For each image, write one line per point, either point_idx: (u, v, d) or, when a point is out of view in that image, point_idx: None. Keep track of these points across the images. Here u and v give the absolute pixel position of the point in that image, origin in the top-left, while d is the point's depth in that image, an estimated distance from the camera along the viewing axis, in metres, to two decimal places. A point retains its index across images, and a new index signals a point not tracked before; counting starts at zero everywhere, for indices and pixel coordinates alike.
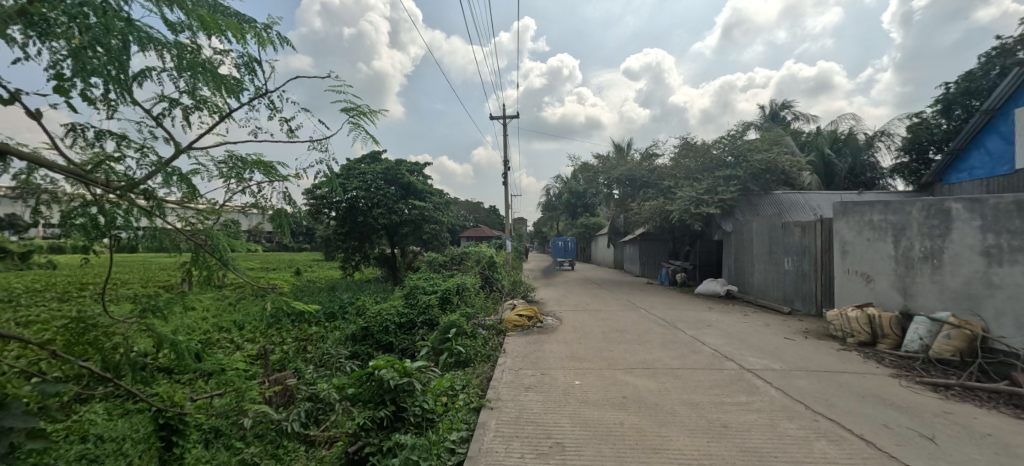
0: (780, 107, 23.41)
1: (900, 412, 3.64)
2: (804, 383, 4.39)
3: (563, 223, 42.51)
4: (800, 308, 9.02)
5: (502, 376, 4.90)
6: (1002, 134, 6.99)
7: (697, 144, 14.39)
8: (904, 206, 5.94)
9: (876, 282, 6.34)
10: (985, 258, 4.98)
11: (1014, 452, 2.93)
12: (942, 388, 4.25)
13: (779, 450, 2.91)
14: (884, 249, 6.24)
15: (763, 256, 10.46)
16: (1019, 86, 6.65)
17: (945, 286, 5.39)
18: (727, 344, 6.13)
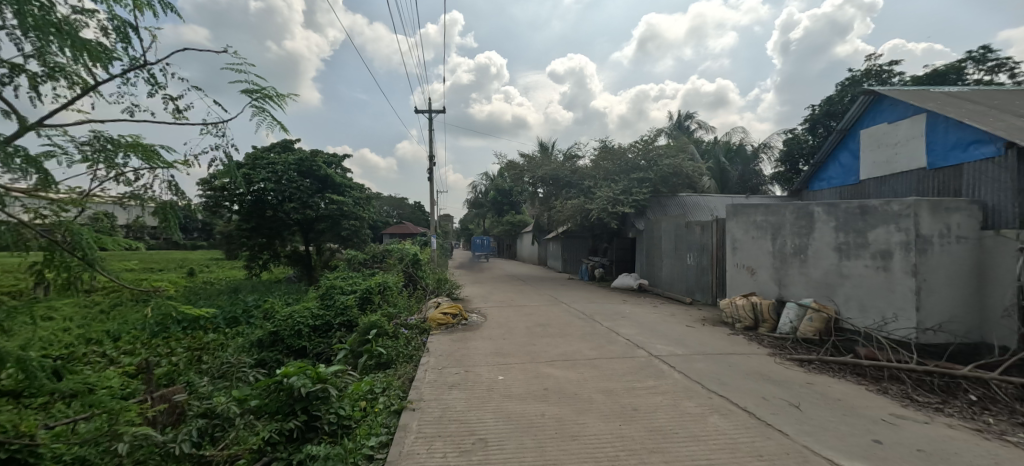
0: (685, 118, 25.88)
1: (775, 385, 4.23)
2: (701, 365, 4.91)
3: (489, 220, 42.75)
4: (700, 298, 10.07)
5: (425, 376, 4.81)
6: (851, 150, 8.37)
7: (614, 148, 15.35)
8: (780, 208, 6.89)
9: (758, 274, 7.29)
10: (838, 253, 5.99)
11: (855, 412, 3.56)
12: (806, 363, 5.02)
13: (680, 427, 3.22)
14: (764, 245, 7.17)
15: (670, 252, 11.49)
16: (865, 111, 7.98)
17: (810, 277, 6.37)
18: (638, 333, 6.65)
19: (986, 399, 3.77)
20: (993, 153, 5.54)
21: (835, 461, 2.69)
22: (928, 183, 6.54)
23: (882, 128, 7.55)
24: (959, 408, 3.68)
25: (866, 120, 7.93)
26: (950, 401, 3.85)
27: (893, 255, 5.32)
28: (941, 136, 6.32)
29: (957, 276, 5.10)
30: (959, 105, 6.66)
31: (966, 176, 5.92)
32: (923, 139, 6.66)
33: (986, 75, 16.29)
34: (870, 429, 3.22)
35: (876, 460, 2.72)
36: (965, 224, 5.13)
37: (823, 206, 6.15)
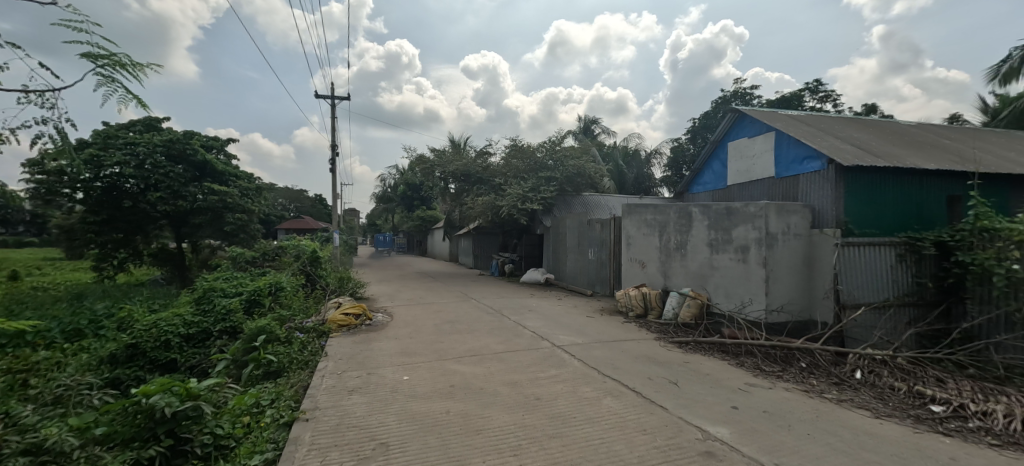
0: (590, 122, 27.59)
1: (659, 366, 4.73)
2: (598, 352, 5.31)
3: (399, 215, 41.15)
4: (600, 290, 10.86)
5: (322, 382, 4.45)
6: (721, 159, 9.65)
7: (523, 147, 15.79)
8: (666, 208, 7.70)
9: (647, 267, 8.07)
10: (710, 248, 6.89)
11: (719, 384, 4.14)
12: (684, 345, 5.70)
13: (578, 412, 3.44)
14: (653, 241, 7.95)
15: (574, 248, 12.19)
16: (732, 125, 9.24)
17: (688, 269, 7.24)
18: (543, 325, 6.95)
19: (811, 365, 4.65)
20: (819, 167, 6.84)
21: (703, 427, 3.10)
22: (776, 189, 7.86)
23: (744, 141, 8.84)
24: (793, 374, 4.49)
25: (733, 134, 9.22)
26: (788, 368, 4.67)
27: (750, 249, 6.30)
28: (786, 151, 7.62)
29: (794, 266, 6.21)
30: (798, 126, 8.09)
31: (802, 185, 7.22)
32: (773, 153, 7.96)
33: (817, 103, 20.06)
34: (730, 397, 3.77)
35: (733, 423, 3.20)
36: (800, 223, 6.27)
37: (699, 206, 7.02)
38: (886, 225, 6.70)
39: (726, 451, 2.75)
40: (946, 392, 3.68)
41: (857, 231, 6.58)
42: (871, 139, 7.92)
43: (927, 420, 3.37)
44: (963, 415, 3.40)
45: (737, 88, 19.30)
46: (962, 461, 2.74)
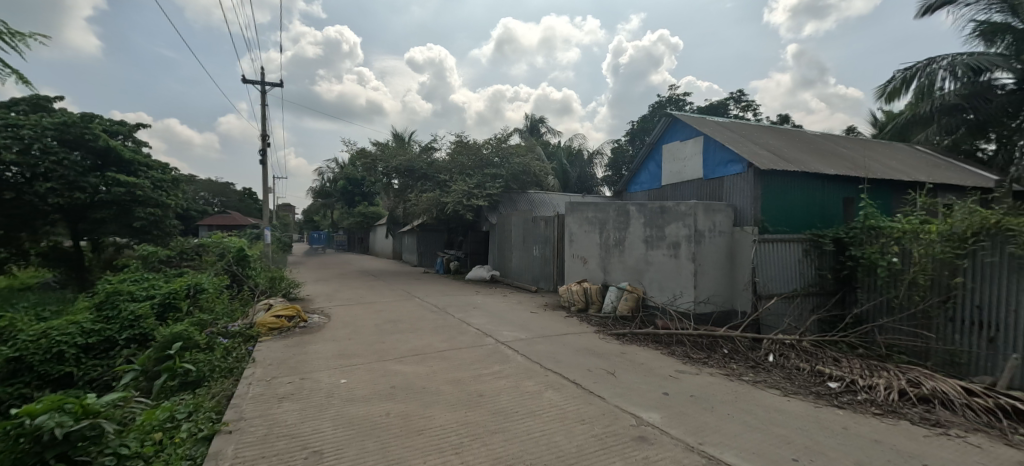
0: (536, 121, 28.02)
1: (598, 357, 4.93)
2: (541, 346, 5.42)
3: (338, 211, 39.19)
4: (544, 286, 11.09)
5: (249, 390, 4.12)
6: (656, 160, 10.21)
7: (469, 143, 15.67)
8: (606, 206, 8.01)
9: (588, 263, 8.36)
10: (646, 244, 7.28)
11: (653, 372, 4.40)
12: (621, 337, 5.99)
13: (520, 406, 3.49)
14: (594, 238, 8.24)
15: (519, 245, 12.33)
16: (666, 129, 9.80)
17: (626, 264, 7.60)
18: (487, 322, 6.97)
19: (733, 350, 5.08)
20: (741, 170, 7.48)
21: (637, 414, 3.27)
22: (704, 189, 8.47)
23: (677, 144, 9.42)
24: (717, 360, 4.88)
25: (667, 137, 9.78)
26: (712, 355, 5.07)
27: (681, 245, 6.75)
28: (712, 154, 8.24)
29: (719, 261, 6.75)
30: (723, 132, 8.77)
31: (725, 186, 7.85)
32: (701, 156, 8.57)
33: (740, 112, 21.89)
34: (662, 384, 4.02)
35: (664, 408, 3.41)
36: (724, 221, 6.82)
37: (636, 205, 7.40)
38: (795, 224, 7.50)
39: (657, 435, 2.93)
40: (840, 370, 4.19)
41: (771, 228, 7.30)
42: (784, 146, 8.79)
43: (825, 396, 3.82)
44: (854, 390, 3.90)
45: (672, 95, 20.56)
46: (851, 429, 3.14)
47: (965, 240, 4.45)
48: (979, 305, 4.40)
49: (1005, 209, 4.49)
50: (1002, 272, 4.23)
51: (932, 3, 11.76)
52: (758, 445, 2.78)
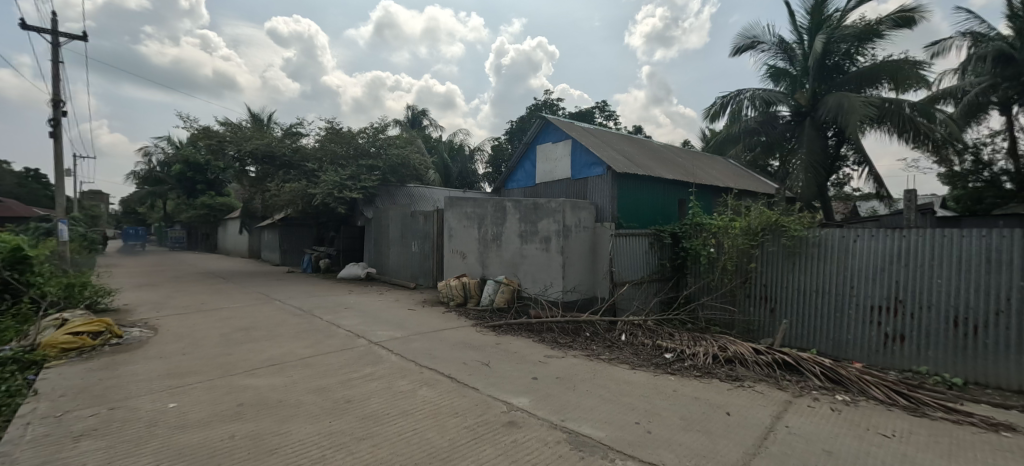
0: (418, 114, 27.20)
1: (474, 350, 5.02)
2: (417, 344, 5.30)
3: (174, 202, 32.48)
4: (423, 283, 10.88)
5: (24, 432, 3.12)
6: (531, 160, 10.76)
7: (342, 131, 14.42)
8: (484, 202, 8.18)
9: (467, 257, 8.44)
10: (520, 238, 7.66)
11: (524, 359, 4.66)
12: (496, 328, 6.20)
13: (391, 407, 3.35)
14: (473, 233, 8.35)
15: (397, 240, 11.87)
16: (539, 131, 10.43)
17: (502, 258, 7.89)
18: (360, 323, 6.55)
19: (593, 333, 5.66)
20: (601, 172, 8.40)
21: (508, 400, 3.42)
22: (572, 188, 9.24)
23: (549, 146, 10.10)
24: (580, 343, 5.38)
25: (540, 138, 10.39)
26: (576, 339, 5.59)
27: (551, 239, 7.28)
28: (579, 156, 9.07)
29: (583, 254, 7.47)
30: (588, 137, 9.71)
31: (589, 186, 8.72)
32: (569, 157, 9.36)
33: (605, 120, 24.49)
34: (531, 369, 4.28)
35: (533, 392, 3.63)
36: (587, 218, 7.58)
37: (512, 201, 7.73)
38: (643, 221, 8.71)
39: (526, 418, 3.10)
40: (673, 343, 5.01)
41: (625, 224, 8.36)
42: (635, 153, 10.11)
43: (662, 366, 4.51)
44: (682, 358, 4.69)
45: (547, 99, 22.05)
46: (679, 390, 3.78)
47: (757, 235, 5.81)
48: (764, 284, 5.82)
49: (779, 211, 5.96)
50: (778, 258, 5.70)
51: (739, 46, 14.78)
52: (610, 415, 3.15)
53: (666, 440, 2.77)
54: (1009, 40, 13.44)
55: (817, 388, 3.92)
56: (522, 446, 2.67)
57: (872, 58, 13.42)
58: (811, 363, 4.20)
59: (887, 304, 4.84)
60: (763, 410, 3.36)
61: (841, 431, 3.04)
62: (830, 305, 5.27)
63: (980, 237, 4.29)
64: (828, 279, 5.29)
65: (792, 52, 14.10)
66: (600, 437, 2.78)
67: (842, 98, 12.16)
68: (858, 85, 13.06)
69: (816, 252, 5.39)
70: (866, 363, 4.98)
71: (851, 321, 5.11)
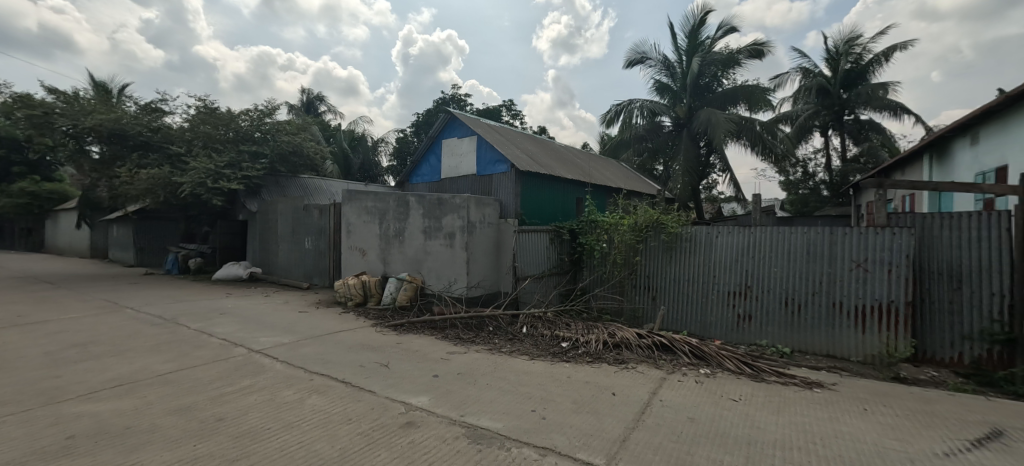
0: (315, 99, 24.92)
1: (372, 352, 4.77)
2: (307, 349, 4.88)
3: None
4: (318, 282, 10.06)
5: None
6: (436, 154, 10.54)
7: (219, 111, 12.57)
8: (385, 196, 7.81)
9: (367, 254, 7.99)
10: (424, 234, 7.48)
11: (425, 357, 4.57)
12: (399, 327, 6.00)
13: (273, 421, 3.02)
14: (373, 228, 7.93)
15: (287, 236, 10.77)
16: (444, 126, 10.26)
17: (405, 254, 7.63)
18: (239, 330, 5.80)
19: (496, 328, 5.77)
20: (505, 169, 8.62)
21: (406, 401, 3.32)
22: (477, 185, 9.30)
23: (455, 141, 10.02)
24: (483, 338, 5.45)
25: (446, 133, 10.25)
26: (479, 333, 5.65)
27: (455, 235, 7.28)
28: (484, 153, 9.17)
29: (487, 250, 7.62)
30: (493, 134, 9.85)
31: (493, 183, 8.88)
32: (475, 154, 9.41)
33: (511, 119, 25.06)
34: (432, 367, 4.22)
35: (432, 390, 3.57)
36: (492, 214, 7.73)
37: (415, 196, 7.51)
38: (545, 217, 9.15)
39: (424, 417, 3.04)
40: (569, 332, 5.34)
41: (527, 220, 8.68)
42: (538, 152, 10.52)
43: (559, 355, 4.78)
44: (576, 346, 5.03)
45: (455, 94, 22.12)
46: (572, 376, 4.05)
47: (642, 231, 6.47)
48: (648, 275, 6.48)
49: (659, 210, 6.70)
50: (658, 252, 6.41)
51: (632, 60, 16.24)
52: (507, 406, 3.24)
53: (559, 424, 2.94)
54: (828, 77, 16.79)
55: (686, 365, 4.50)
56: (418, 446, 2.61)
57: (734, 81, 15.73)
58: (682, 344, 4.80)
59: (740, 289, 5.77)
60: (643, 388, 3.76)
61: (701, 400, 3.54)
62: (698, 292, 6.08)
63: (803, 234, 5.38)
64: (697, 269, 6.09)
65: (674, 70, 15.92)
66: (497, 428, 2.84)
67: (711, 114, 14.10)
68: (723, 103, 15.16)
69: (688, 246, 6.16)
70: (724, 340, 5.86)
71: (714, 304, 5.97)
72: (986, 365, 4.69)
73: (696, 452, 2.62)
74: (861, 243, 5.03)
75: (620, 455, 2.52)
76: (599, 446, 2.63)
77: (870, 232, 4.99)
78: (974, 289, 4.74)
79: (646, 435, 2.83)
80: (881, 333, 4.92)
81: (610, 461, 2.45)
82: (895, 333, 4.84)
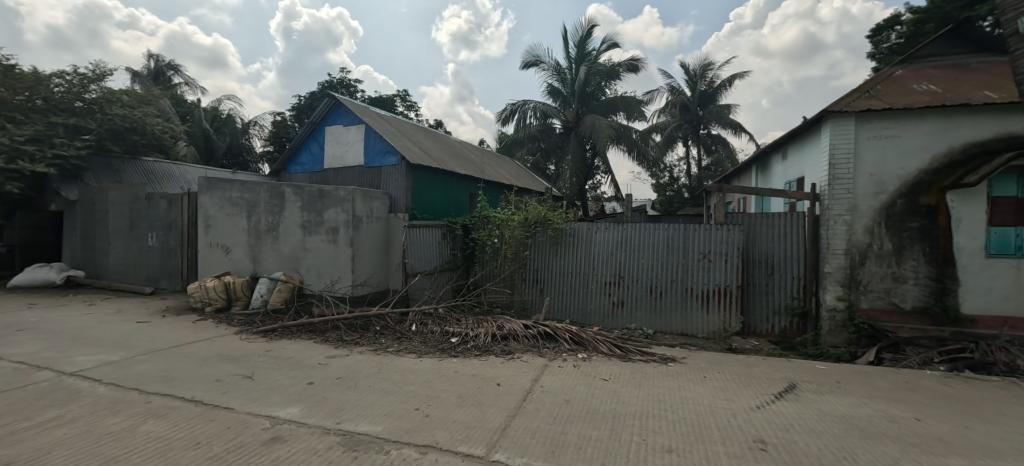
0: (165, 68, 20.91)
1: (232, 363, 4.19)
2: (145, 366, 4.08)
3: None
4: (166, 286, 8.48)
5: None
6: (319, 142, 9.64)
7: (17, 70, 9.72)
8: (255, 186, 6.90)
9: (231, 252, 6.99)
10: (303, 229, 6.82)
11: (299, 364, 4.17)
12: (270, 333, 5.39)
13: (88, 458, 2.45)
14: (239, 222, 6.95)
15: (122, 231, 8.88)
16: (328, 111, 9.41)
17: (280, 251, 6.86)
18: (45, 349, 4.61)
19: (384, 327, 5.53)
20: (396, 162, 8.30)
21: (272, 414, 2.99)
22: (365, 177, 8.77)
23: (340, 129, 9.29)
24: (368, 338, 5.18)
25: (330, 119, 9.43)
26: (365, 334, 5.35)
27: (339, 230, 6.79)
28: (373, 144, 8.70)
29: (375, 245, 7.27)
30: (383, 124, 9.37)
31: (383, 175, 8.49)
32: (362, 144, 8.87)
33: (406, 110, 24.16)
34: (307, 374, 3.87)
35: (304, 399, 3.27)
36: (381, 209, 7.42)
37: (292, 187, 6.79)
38: (437, 213, 9.05)
39: (293, 429, 2.77)
40: (459, 327, 5.35)
41: (419, 215, 8.48)
42: (431, 146, 10.32)
43: (448, 350, 4.78)
44: (466, 340, 5.07)
45: (343, 78, 20.77)
46: (459, 371, 4.08)
47: (531, 226, 6.77)
48: (536, 268, 6.82)
49: (547, 207, 7.08)
50: (546, 246, 6.79)
51: (527, 61, 16.85)
52: (390, 407, 3.13)
53: (442, 420, 2.93)
54: (688, 95, 19.54)
55: (567, 351, 4.86)
56: (284, 463, 2.36)
57: (615, 92, 17.34)
58: (564, 332, 5.16)
59: (615, 279, 6.41)
60: (526, 376, 3.96)
61: (575, 382, 3.87)
62: (580, 283, 6.59)
63: (665, 229, 6.17)
64: (579, 262, 6.60)
65: (564, 76, 16.95)
66: (376, 432, 2.72)
67: (595, 120, 15.39)
68: (607, 110, 16.49)
69: (572, 240, 6.64)
70: (601, 326, 6.46)
71: (594, 294, 6.53)
72: (789, 334, 5.94)
73: (569, 430, 2.84)
74: (707, 237, 5.97)
75: (500, 443, 2.61)
76: (481, 437, 2.69)
77: (714, 228, 5.94)
78: (782, 274, 5.96)
79: (525, 420, 2.98)
80: (719, 312, 5.92)
81: (490, 450, 2.51)
82: (729, 312, 5.86)
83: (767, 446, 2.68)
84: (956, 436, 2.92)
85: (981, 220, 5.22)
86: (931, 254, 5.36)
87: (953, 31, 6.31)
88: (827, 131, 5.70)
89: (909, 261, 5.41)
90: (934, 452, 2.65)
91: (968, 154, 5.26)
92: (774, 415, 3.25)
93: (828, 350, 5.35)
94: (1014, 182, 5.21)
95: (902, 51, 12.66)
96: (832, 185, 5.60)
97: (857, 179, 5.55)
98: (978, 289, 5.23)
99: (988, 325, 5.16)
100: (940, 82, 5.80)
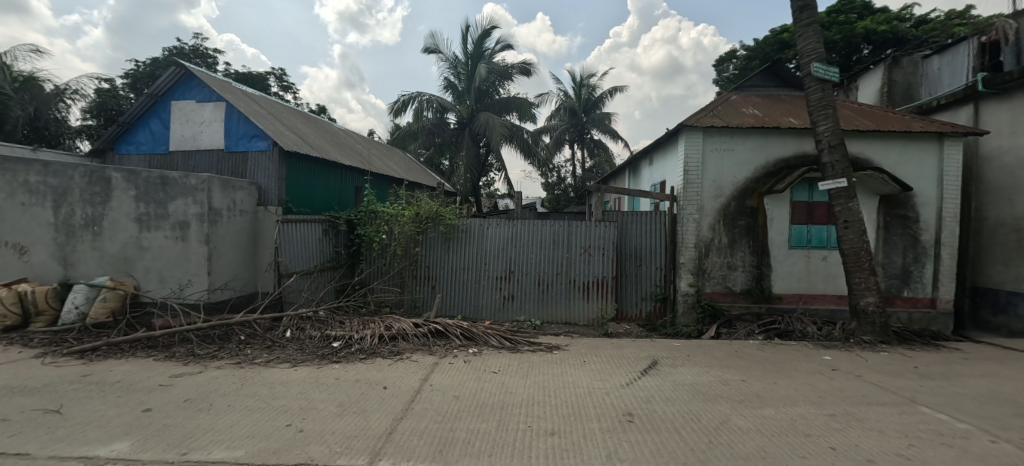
0: None
1: (27, 396, 3.26)
2: None
3: None
4: None
5: None
6: (162, 118, 8.02)
7: None
8: (65, 168, 5.44)
9: (29, 254, 5.40)
10: (137, 224, 5.62)
11: (130, 389, 3.42)
12: (90, 354, 4.34)
13: None
14: (40, 215, 5.42)
15: None
16: (176, 83, 7.85)
17: (104, 251, 5.55)
18: None
19: (250, 336, 4.87)
20: (266, 147, 7.35)
21: (89, 455, 2.39)
22: (224, 163, 7.60)
23: (192, 105, 7.87)
24: (229, 350, 4.50)
25: (178, 92, 7.90)
26: (224, 346, 4.64)
27: (189, 226, 5.80)
28: (235, 126, 7.56)
29: (238, 242, 6.35)
30: (249, 104, 8.20)
31: (249, 162, 7.45)
32: (222, 125, 7.65)
33: (281, 91, 21.56)
34: (142, 400, 3.20)
35: (139, 431, 2.70)
36: (245, 201, 6.54)
37: (122, 172, 5.55)
38: (316, 207, 8.25)
39: None
40: (342, 330, 4.97)
41: (295, 209, 7.63)
42: (310, 133, 9.35)
43: (329, 356, 4.41)
44: (350, 344, 4.73)
45: (199, 46, 17.79)
46: (340, 377, 3.78)
47: (422, 222, 6.60)
48: (428, 265, 6.69)
49: (440, 203, 6.97)
50: (437, 242, 6.68)
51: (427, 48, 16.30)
52: (254, 427, 2.76)
53: (318, 433, 2.68)
54: (575, 101, 21.06)
55: (458, 347, 4.87)
56: None
57: (508, 92, 17.80)
58: (455, 328, 5.16)
59: (505, 274, 6.61)
60: (414, 376, 3.85)
61: (465, 378, 3.88)
62: (473, 278, 6.65)
63: (552, 224, 6.55)
64: (471, 257, 6.65)
65: (459, 71, 16.86)
66: (234, 458, 2.36)
67: (489, 117, 15.65)
68: (500, 109, 16.81)
69: (464, 237, 6.65)
70: (492, 319, 6.61)
71: (485, 289, 6.63)
72: (652, 317, 6.81)
73: (457, 427, 2.83)
74: (588, 233, 6.50)
75: (385, 449, 2.48)
76: (363, 446, 2.52)
77: (593, 224, 6.50)
78: (648, 265, 6.80)
79: (413, 422, 2.89)
80: (597, 301, 6.51)
81: (373, 458, 2.38)
82: (605, 301, 6.48)
83: (634, 418, 3.02)
84: (767, 391, 3.66)
85: (786, 219, 6.61)
86: (753, 246, 6.61)
87: (769, 68, 7.84)
88: (682, 141, 6.62)
89: (739, 252, 6.60)
90: (753, 405, 3.28)
91: (778, 167, 6.61)
92: (639, 389, 3.71)
93: (682, 329, 6.28)
94: (807, 189, 6.66)
95: (738, 80, 15.37)
96: (685, 188, 6.54)
97: (703, 184, 6.58)
98: (783, 273, 6.62)
99: (790, 300, 6.59)
100: (760, 107, 7.16)
